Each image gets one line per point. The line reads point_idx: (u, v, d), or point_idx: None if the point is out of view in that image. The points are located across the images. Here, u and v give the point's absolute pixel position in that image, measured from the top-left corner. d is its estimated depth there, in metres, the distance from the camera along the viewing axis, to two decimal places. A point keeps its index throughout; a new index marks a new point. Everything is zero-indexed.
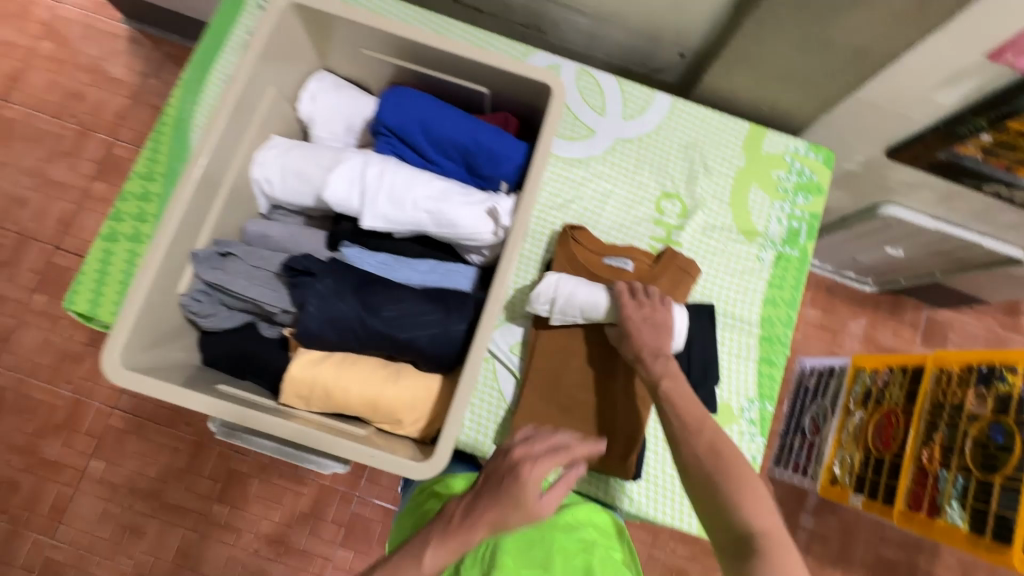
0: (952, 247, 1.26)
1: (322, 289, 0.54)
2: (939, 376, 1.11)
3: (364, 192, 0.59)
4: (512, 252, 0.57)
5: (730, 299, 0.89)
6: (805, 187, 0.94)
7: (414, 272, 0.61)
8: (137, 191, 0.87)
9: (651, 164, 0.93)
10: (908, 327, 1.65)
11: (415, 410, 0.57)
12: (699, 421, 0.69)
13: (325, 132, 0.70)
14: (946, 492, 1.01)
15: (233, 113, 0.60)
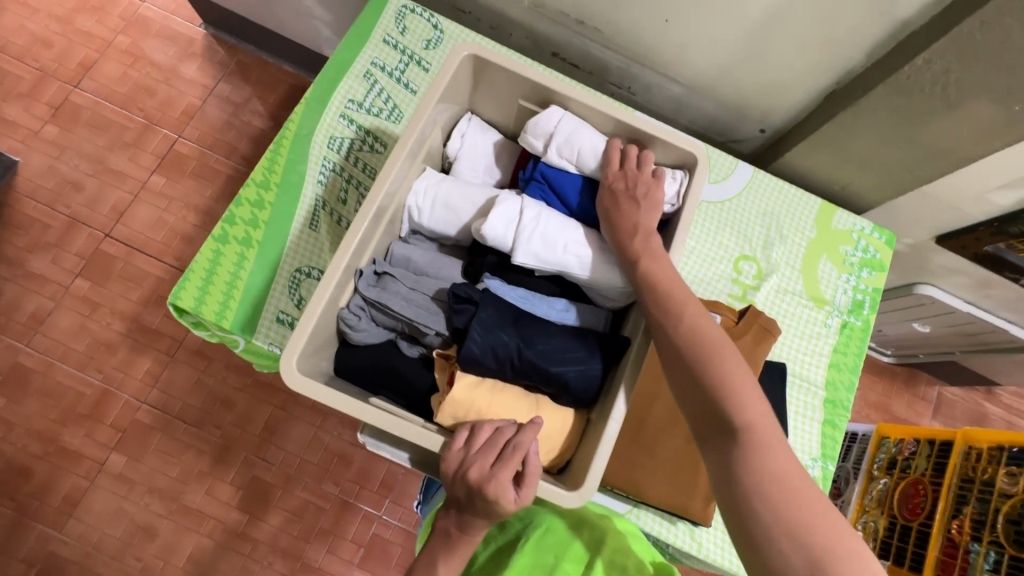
0: (977, 330, 1.35)
1: (485, 318, 0.58)
2: (968, 453, 1.18)
3: (520, 232, 0.64)
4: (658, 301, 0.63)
5: (800, 360, 0.95)
6: (869, 263, 1.01)
7: (552, 309, 0.66)
8: (252, 197, 0.90)
9: (732, 227, 1.00)
10: (920, 400, 1.73)
11: (551, 441, 0.60)
12: None
13: (466, 168, 0.74)
14: (977, 566, 1.07)
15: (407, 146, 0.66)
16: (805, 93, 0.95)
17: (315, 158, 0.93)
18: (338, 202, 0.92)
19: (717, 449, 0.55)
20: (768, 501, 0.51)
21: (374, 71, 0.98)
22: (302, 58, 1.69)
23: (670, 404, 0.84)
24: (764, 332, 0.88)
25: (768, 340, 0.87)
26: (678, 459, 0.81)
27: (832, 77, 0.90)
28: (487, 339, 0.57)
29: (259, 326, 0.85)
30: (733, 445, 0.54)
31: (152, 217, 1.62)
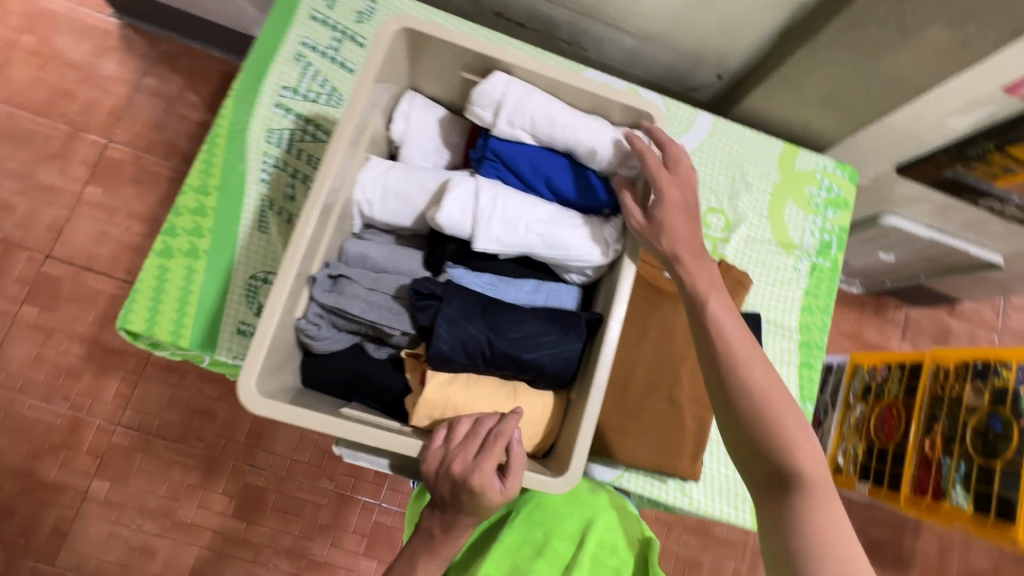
0: (940, 253, 1.38)
1: (451, 313, 0.55)
2: (937, 372, 1.23)
3: (477, 216, 0.60)
4: (627, 274, 0.61)
5: (773, 308, 0.96)
6: (834, 202, 1.01)
7: (520, 292, 0.64)
8: (191, 205, 0.84)
9: (697, 180, 0.98)
10: (890, 325, 1.79)
11: (532, 426, 0.59)
12: None
13: (415, 151, 0.70)
14: (950, 477, 1.11)
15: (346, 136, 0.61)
16: (759, 33, 0.92)
17: (254, 154, 0.87)
18: (285, 199, 0.87)
19: (769, 505, 0.55)
20: (815, 549, 0.51)
21: (306, 52, 0.91)
22: (230, 41, 1.57)
23: (650, 368, 0.84)
24: (736, 285, 0.88)
25: (739, 292, 0.88)
26: (662, 421, 0.82)
27: (785, 13, 0.87)
28: (455, 334, 0.55)
29: (221, 341, 0.81)
30: (790, 499, 0.53)
31: (95, 232, 1.52)
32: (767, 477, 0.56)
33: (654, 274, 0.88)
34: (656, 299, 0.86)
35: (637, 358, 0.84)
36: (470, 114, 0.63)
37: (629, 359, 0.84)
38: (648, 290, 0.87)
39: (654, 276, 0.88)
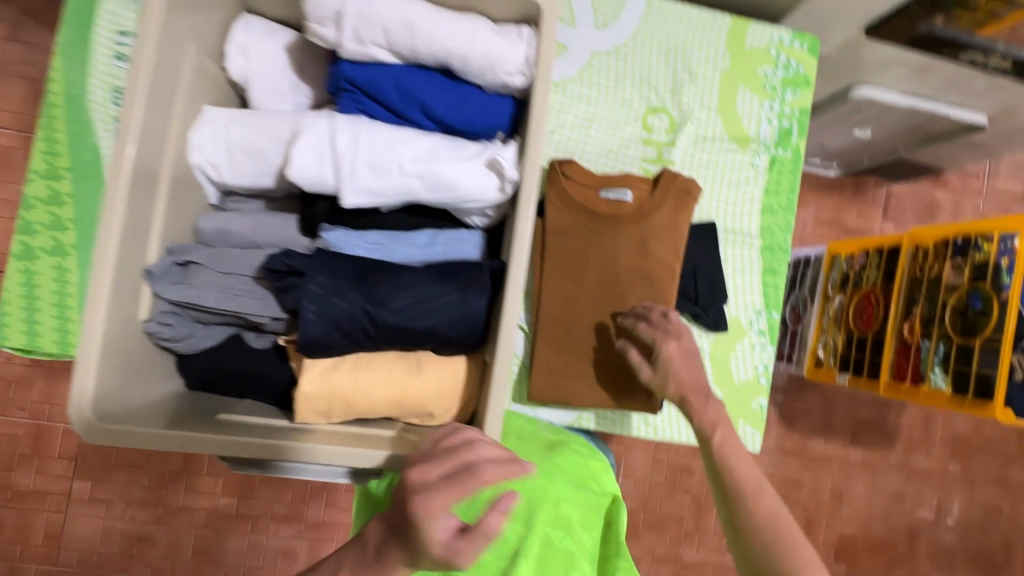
0: (920, 122, 1.25)
1: (316, 289, 0.46)
2: (915, 253, 1.15)
3: (338, 165, 0.49)
4: (530, 208, 0.50)
5: (729, 213, 0.86)
6: (793, 81, 0.88)
7: (413, 248, 0.54)
8: (44, 194, 0.71)
9: (633, 77, 0.85)
10: (870, 205, 1.69)
11: (444, 399, 0.52)
12: None
13: (265, 93, 0.57)
14: (928, 360, 1.08)
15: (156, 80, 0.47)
16: None
17: (103, 121, 0.72)
18: None
19: None
20: None
21: None
22: None
23: (595, 303, 0.77)
24: (682, 196, 0.78)
25: (688, 203, 0.78)
26: (612, 358, 0.77)
27: None
28: (324, 314, 0.46)
29: None
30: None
31: None
32: None
33: (590, 197, 0.77)
34: (594, 225, 0.77)
35: (579, 296, 0.77)
36: (314, 35, 0.49)
37: (571, 296, 0.77)
38: (584, 216, 0.77)
39: (591, 198, 0.77)
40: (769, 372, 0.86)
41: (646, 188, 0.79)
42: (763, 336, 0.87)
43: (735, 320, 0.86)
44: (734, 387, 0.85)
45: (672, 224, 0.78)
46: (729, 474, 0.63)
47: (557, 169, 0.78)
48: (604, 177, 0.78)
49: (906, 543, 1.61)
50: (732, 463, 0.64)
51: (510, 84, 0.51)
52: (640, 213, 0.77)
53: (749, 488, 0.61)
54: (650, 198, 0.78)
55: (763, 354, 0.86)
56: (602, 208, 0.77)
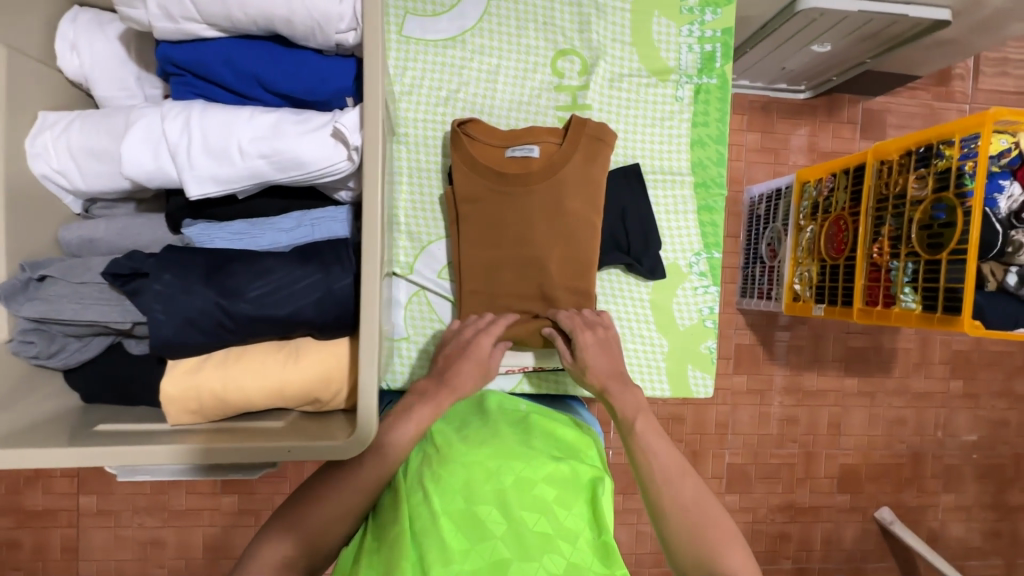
0: (879, 27, 1.16)
1: (162, 288, 0.45)
2: (880, 170, 1.07)
3: (173, 154, 0.47)
4: (373, 173, 0.46)
5: (656, 152, 0.82)
6: (711, 0, 0.81)
7: (279, 232, 0.52)
8: None
9: (536, 19, 0.79)
10: (847, 125, 1.60)
11: (331, 384, 0.51)
12: None
13: (110, 89, 0.54)
14: (898, 281, 1.03)
15: None
16: None
17: None
18: None
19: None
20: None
21: None
22: None
23: (515, 266, 0.74)
24: (596, 142, 0.74)
25: (602, 150, 0.75)
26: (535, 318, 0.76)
27: None
28: (174, 313, 0.45)
29: None
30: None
31: None
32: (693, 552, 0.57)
33: (496, 156, 0.74)
34: (506, 187, 0.74)
35: (501, 262, 0.74)
36: (128, 20, 0.46)
37: (494, 261, 0.74)
38: (492, 176, 0.73)
39: (496, 158, 0.74)
40: (715, 314, 0.83)
41: (555, 140, 0.74)
42: (704, 277, 0.83)
43: (673, 265, 0.82)
44: (677, 334, 0.82)
45: (586, 172, 0.74)
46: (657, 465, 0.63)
47: (459, 130, 0.74)
48: (510, 134, 0.75)
49: (910, 467, 1.55)
50: (654, 455, 0.64)
51: (345, 43, 0.48)
52: (552, 168, 0.73)
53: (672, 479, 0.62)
54: (560, 150, 0.74)
55: (707, 296, 0.83)
56: (509, 167, 0.74)
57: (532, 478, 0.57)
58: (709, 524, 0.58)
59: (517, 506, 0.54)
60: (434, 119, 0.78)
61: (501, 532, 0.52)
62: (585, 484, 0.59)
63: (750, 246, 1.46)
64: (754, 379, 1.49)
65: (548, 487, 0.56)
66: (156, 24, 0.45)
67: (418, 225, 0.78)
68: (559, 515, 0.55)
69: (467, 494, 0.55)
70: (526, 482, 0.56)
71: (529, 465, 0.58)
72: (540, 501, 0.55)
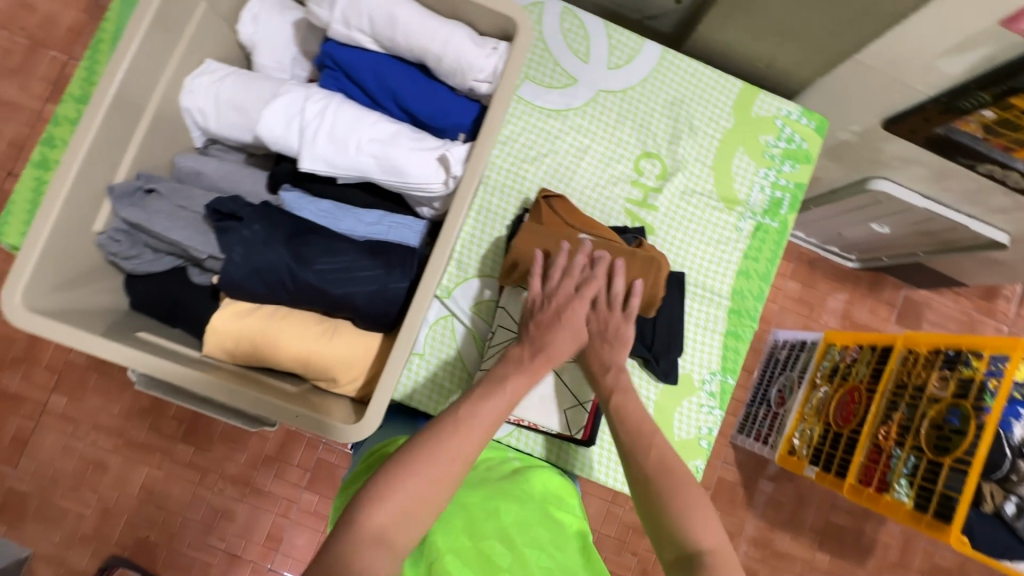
0: (938, 228, 1.23)
1: (248, 236, 0.49)
2: (906, 358, 1.08)
3: (302, 130, 0.53)
4: (464, 203, 0.52)
5: (704, 269, 0.86)
6: (792, 155, 0.89)
7: (359, 223, 0.57)
8: (72, 115, 0.79)
9: (633, 119, 0.87)
10: (884, 305, 1.63)
11: (352, 369, 0.54)
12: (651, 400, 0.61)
13: (269, 61, 0.62)
14: (896, 470, 1.02)
15: (163, 29, 0.54)
16: None
17: None
18: None
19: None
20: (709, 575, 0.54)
21: None
22: None
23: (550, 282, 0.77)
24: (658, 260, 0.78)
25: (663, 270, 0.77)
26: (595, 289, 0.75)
27: None
28: (250, 260, 0.49)
29: None
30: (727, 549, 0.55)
31: None
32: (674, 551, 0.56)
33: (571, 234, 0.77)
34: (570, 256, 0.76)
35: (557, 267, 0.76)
36: (310, 13, 0.55)
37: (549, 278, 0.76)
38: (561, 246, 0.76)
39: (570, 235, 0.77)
40: (711, 436, 0.84)
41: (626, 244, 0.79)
42: (712, 398, 0.85)
43: (687, 376, 0.85)
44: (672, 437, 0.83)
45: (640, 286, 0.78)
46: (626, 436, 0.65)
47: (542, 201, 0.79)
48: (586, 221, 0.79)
49: None
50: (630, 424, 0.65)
51: (476, 90, 0.55)
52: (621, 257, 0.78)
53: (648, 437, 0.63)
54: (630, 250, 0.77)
55: (709, 417, 0.84)
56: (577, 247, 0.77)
57: (530, 523, 0.62)
58: (671, 489, 0.59)
59: (521, 544, 0.59)
60: (518, 173, 0.85)
61: (507, 566, 0.57)
62: (574, 534, 0.65)
63: (761, 387, 1.47)
64: (728, 519, 1.45)
65: (544, 529, 0.62)
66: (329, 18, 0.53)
67: (467, 257, 0.83)
68: (557, 555, 0.61)
69: (470, 531, 0.59)
70: (525, 523, 0.62)
71: (524, 508, 0.63)
72: (537, 542, 0.61)
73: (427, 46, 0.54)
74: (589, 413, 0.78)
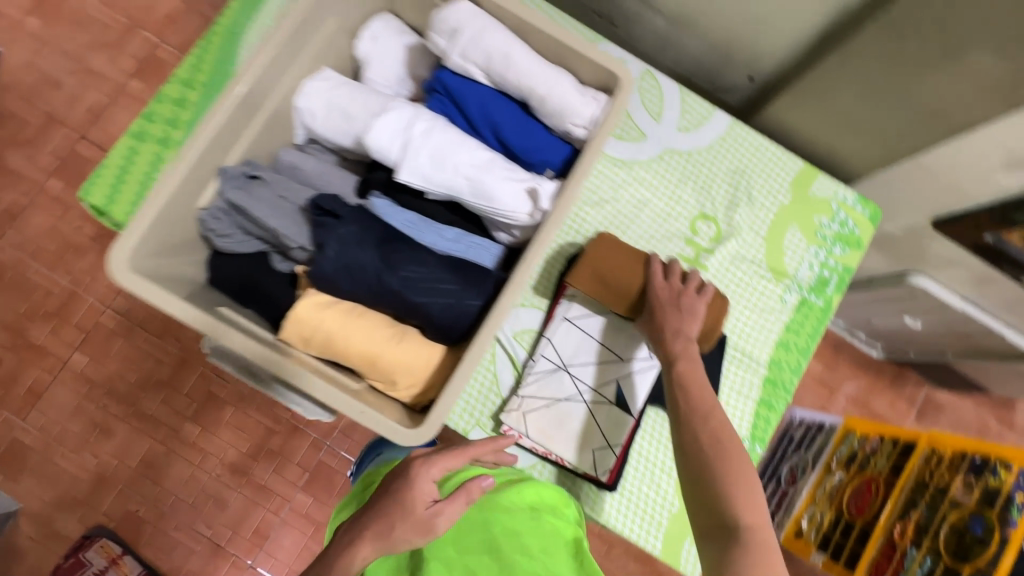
0: (971, 331, 1.23)
1: (344, 235, 0.52)
2: (929, 456, 1.07)
3: (406, 144, 0.57)
4: (549, 238, 0.55)
5: (745, 335, 0.88)
6: (844, 239, 0.91)
7: (439, 238, 0.60)
8: (175, 96, 0.85)
9: (695, 181, 0.91)
10: (904, 400, 1.62)
11: (412, 375, 0.56)
12: (708, 408, 0.70)
13: (379, 76, 0.66)
14: (910, 570, 0.98)
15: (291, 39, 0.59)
16: (796, 33, 0.82)
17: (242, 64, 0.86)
18: None
19: (715, 550, 0.63)
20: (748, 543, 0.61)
21: None
22: None
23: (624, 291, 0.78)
24: None
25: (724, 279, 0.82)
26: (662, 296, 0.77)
27: (823, 15, 0.77)
28: (342, 257, 0.52)
29: None
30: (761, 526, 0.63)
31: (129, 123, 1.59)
32: (715, 521, 0.64)
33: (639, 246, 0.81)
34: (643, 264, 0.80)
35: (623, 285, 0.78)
36: (430, 41, 0.59)
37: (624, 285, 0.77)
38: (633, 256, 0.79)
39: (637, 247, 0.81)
40: None
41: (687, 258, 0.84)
42: None
43: None
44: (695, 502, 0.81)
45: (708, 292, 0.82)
46: (687, 406, 0.70)
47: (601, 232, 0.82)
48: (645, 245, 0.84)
49: None
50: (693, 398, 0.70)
51: (574, 133, 0.59)
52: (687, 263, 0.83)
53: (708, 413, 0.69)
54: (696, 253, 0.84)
55: None
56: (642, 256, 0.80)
57: (515, 535, 0.71)
58: (724, 468, 0.65)
59: (506, 553, 0.71)
60: (578, 214, 0.88)
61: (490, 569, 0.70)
62: (568, 539, 0.73)
63: (773, 463, 1.47)
64: None
65: (531, 537, 0.71)
66: (448, 47, 0.57)
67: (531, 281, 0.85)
68: (542, 560, 0.71)
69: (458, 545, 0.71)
70: (510, 533, 0.71)
71: (512, 518, 0.71)
72: (525, 548, 0.71)
73: (534, 88, 0.57)
74: (617, 458, 0.78)
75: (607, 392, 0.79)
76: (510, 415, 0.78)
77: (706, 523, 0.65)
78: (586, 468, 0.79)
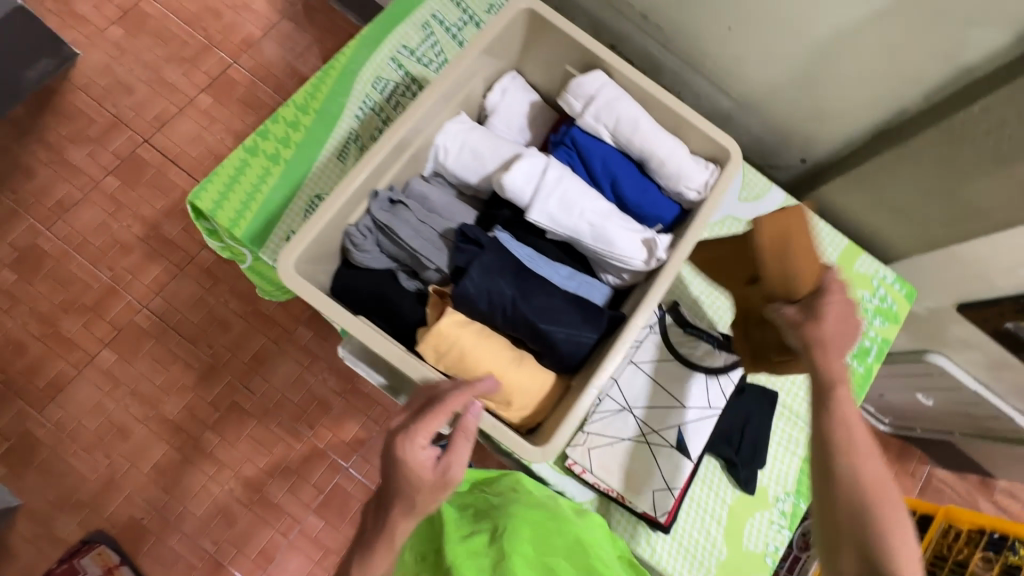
0: (982, 413, 1.31)
1: (486, 262, 0.58)
2: (947, 529, 1.13)
3: (540, 189, 0.63)
4: (663, 284, 0.62)
5: (795, 394, 0.93)
6: (883, 313, 1.00)
7: (555, 273, 0.65)
8: (289, 118, 0.92)
9: None
10: (909, 475, 1.67)
11: (527, 398, 0.60)
12: (865, 443, 0.66)
13: (501, 124, 0.74)
14: None
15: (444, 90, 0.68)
16: (854, 128, 0.92)
17: (355, 98, 0.93)
18: (370, 139, 0.93)
19: None
20: None
21: (433, 23, 0.99)
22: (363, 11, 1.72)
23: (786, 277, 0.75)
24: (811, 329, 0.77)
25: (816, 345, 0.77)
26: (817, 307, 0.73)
27: (881, 116, 0.88)
28: (484, 282, 0.57)
29: (269, 241, 0.86)
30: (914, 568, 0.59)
31: (192, 133, 1.65)
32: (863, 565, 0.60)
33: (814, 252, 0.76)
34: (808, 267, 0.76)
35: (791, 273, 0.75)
36: (563, 102, 0.68)
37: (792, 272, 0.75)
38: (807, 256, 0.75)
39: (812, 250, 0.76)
40: (777, 556, 0.86)
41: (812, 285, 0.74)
42: (783, 518, 0.88)
43: (763, 490, 0.89)
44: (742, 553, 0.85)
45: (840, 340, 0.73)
46: (843, 439, 0.66)
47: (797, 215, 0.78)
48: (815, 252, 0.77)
49: None
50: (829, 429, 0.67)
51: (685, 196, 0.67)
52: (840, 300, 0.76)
53: (843, 445, 0.66)
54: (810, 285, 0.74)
55: (777, 536, 0.87)
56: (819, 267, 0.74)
57: (588, 545, 0.78)
58: (878, 509, 0.62)
59: (576, 561, 0.77)
60: None
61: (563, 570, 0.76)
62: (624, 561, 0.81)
63: None
64: None
65: (601, 550, 0.79)
66: (581, 110, 0.67)
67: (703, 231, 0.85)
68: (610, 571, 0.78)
69: (535, 544, 0.77)
70: (585, 543, 0.78)
71: (585, 530, 0.80)
72: (596, 558, 0.78)
73: (652, 152, 0.66)
74: (675, 500, 0.81)
75: (669, 436, 0.83)
76: (577, 448, 0.83)
77: (857, 566, 0.60)
78: (644, 508, 0.82)
